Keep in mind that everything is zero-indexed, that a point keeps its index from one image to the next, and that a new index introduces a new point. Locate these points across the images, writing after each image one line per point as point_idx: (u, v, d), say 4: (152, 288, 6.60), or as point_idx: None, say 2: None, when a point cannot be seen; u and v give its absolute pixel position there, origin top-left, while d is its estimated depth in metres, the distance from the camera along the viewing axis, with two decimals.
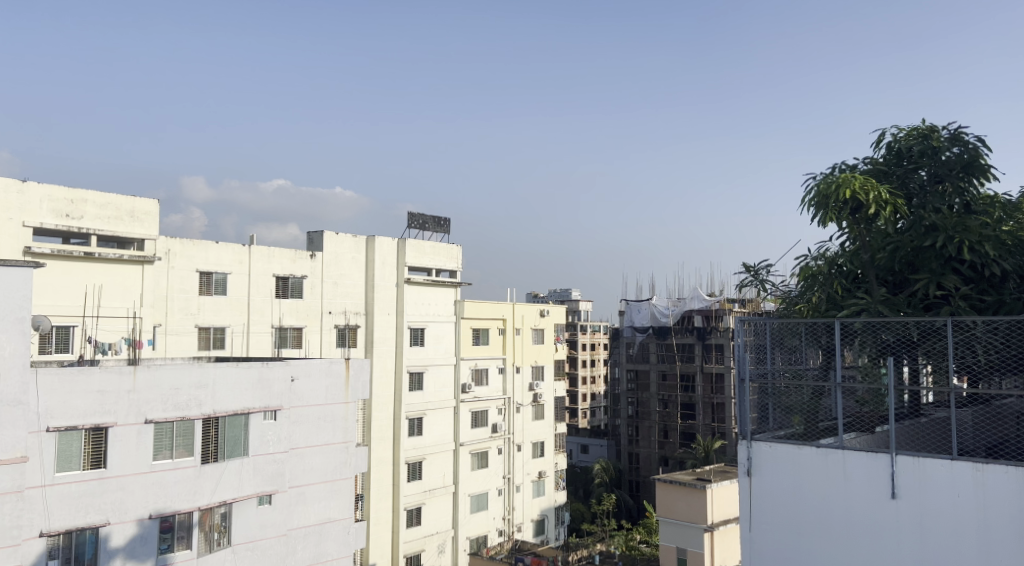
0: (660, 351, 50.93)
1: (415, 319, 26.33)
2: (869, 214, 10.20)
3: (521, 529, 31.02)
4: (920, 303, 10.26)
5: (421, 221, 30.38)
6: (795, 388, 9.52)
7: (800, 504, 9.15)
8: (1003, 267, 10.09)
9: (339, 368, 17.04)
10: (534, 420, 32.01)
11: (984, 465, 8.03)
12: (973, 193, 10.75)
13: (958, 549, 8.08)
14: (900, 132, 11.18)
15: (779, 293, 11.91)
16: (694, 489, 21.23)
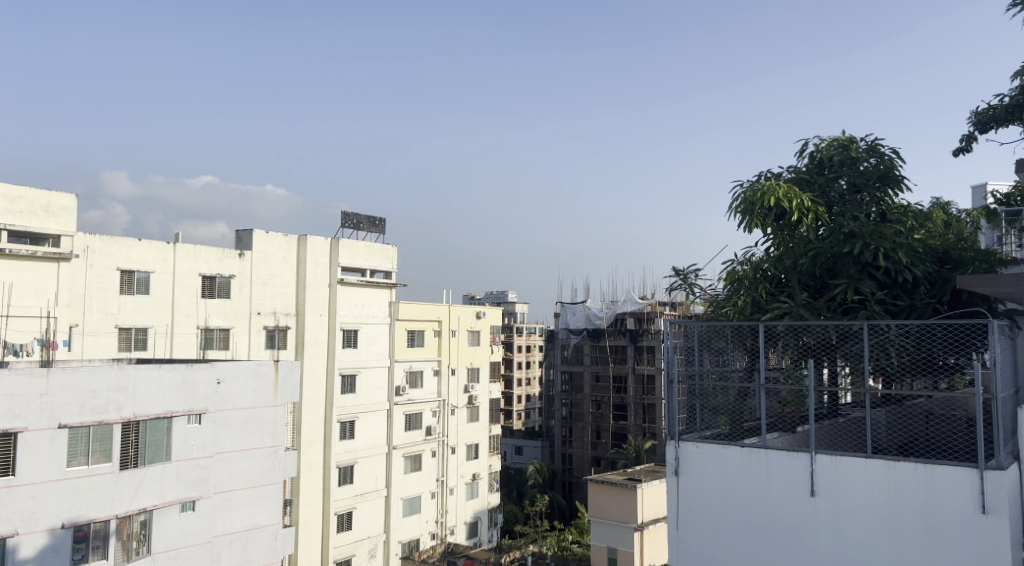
0: (594, 353, 51.21)
1: (349, 321, 25.97)
2: (792, 220, 10.48)
3: (454, 532, 30.92)
4: (839, 307, 10.58)
5: (355, 221, 30.02)
6: (722, 389, 9.70)
7: (724, 503, 9.38)
8: (915, 273, 10.51)
9: (268, 370, 16.71)
10: (469, 422, 31.97)
11: (896, 462, 8.36)
12: (889, 203, 11.23)
13: (872, 544, 8.40)
14: (822, 142, 11.56)
15: (706, 296, 12.06)
16: (624, 489, 21.54)
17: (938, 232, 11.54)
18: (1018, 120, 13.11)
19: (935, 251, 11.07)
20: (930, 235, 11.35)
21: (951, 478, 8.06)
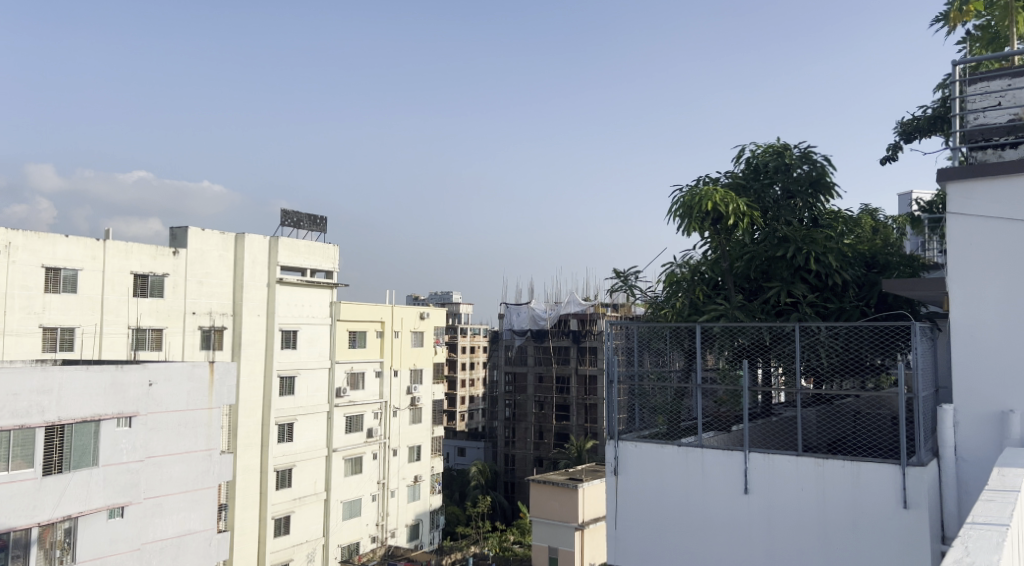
0: (538, 353, 51.51)
1: (288, 321, 25.50)
2: (728, 225, 10.69)
3: (395, 534, 30.69)
4: (772, 309, 10.84)
5: (295, 219, 29.54)
6: (660, 389, 9.85)
7: (661, 501, 9.51)
8: (844, 277, 10.79)
9: (202, 372, 16.35)
10: (411, 424, 31.76)
11: (824, 459, 8.61)
12: (820, 209, 11.58)
13: (802, 540, 8.62)
14: (757, 149, 11.81)
15: (647, 298, 12.15)
16: (565, 489, 21.62)
17: (866, 237, 11.92)
18: (940, 130, 13.66)
19: (864, 256, 11.40)
20: (859, 240, 11.71)
21: (875, 475, 8.31)
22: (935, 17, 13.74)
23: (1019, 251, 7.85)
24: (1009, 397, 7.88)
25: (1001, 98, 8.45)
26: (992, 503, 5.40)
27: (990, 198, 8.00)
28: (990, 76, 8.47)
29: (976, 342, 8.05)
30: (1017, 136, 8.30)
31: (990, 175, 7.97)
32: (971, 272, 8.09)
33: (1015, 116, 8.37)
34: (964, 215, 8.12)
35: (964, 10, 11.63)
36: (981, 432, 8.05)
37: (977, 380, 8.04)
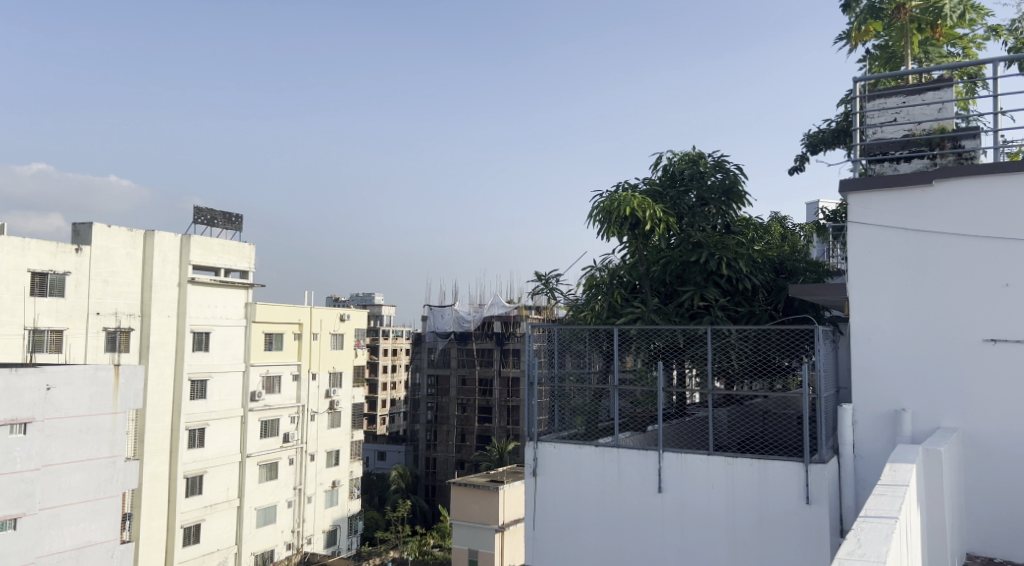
0: (461, 355, 51.36)
1: (200, 322, 24.68)
2: (645, 230, 10.87)
3: (311, 541, 30.07)
4: (686, 312, 11.09)
5: (209, 217, 28.64)
6: (579, 390, 9.90)
7: (579, 503, 9.61)
8: (754, 282, 11.13)
9: (106, 375, 15.68)
10: (329, 427, 31.21)
11: (734, 458, 8.85)
12: (733, 216, 11.89)
13: (712, 538, 8.85)
14: (674, 156, 12.10)
15: (568, 301, 12.26)
16: (486, 491, 21.67)
17: (775, 244, 12.31)
18: (842, 143, 14.26)
19: (773, 262, 11.76)
20: (769, 247, 12.09)
21: (781, 473, 8.61)
22: (839, 36, 14.33)
23: (912, 258, 8.26)
24: (903, 397, 8.27)
25: (897, 114, 8.90)
26: (884, 496, 5.66)
27: (888, 209, 8.40)
28: (887, 93, 8.89)
29: (874, 344, 8.42)
30: (911, 151, 8.76)
31: (888, 187, 8.36)
32: (869, 278, 8.46)
33: (909, 132, 8.84)
34: (863, 224, 8.50)
35: (863, 29, 12.17)
36: (878, 430, 8.42)
37: (873, 381, 8.42)
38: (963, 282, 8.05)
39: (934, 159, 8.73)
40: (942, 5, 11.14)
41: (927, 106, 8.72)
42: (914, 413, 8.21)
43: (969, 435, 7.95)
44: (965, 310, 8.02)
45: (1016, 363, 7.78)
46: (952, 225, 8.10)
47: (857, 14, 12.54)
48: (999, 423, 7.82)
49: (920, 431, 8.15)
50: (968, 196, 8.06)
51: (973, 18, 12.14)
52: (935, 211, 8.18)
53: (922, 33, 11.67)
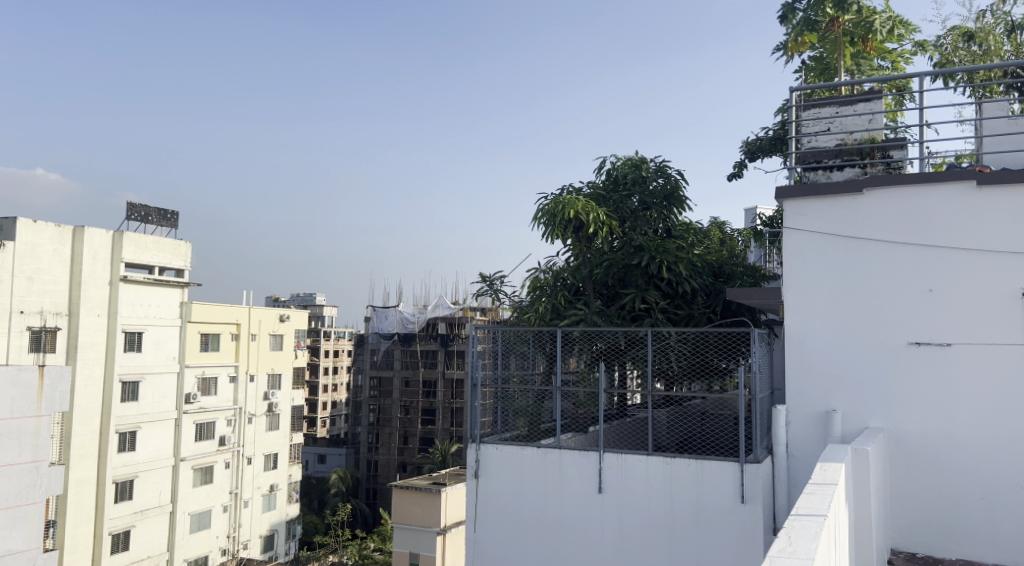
0: (405, 357, 50.92)
1: (132, 322, 23.95)
2: (589, 233, 10.91)
3: (247, 547, 29.38)
4: (628, 314, 11.17)
5: (143, 214, 27.83)
6: (523, 392, 9.90)
7: (520, 504, 9.60)
8: (693, 285, 11.30)
9: (29, 376, 14.91)
10: (267, 430, 30.61)
11: (672, 458, 8.95)
12: (674, 220, 12.03)
13: (650, 537, 8.94)
14: (617, 161, 12.20)
15: (512, 302, 12.23)
16: (428, 493, 21.50)
17: (714, 248, 12.50)
18: (780, 151, 14.62)
19: (712, 266, 11.95)
20: (708, 251, 12.28)
21: (717, 473, 8.75)
22: (776, 46, 14.70)
23: (843, 264, 8.50)
24: (833, 398, 8.49)
25: (831, 124, 9.15)
26: (814, 495, 5.80)
27: (820, 215, 8.61)
28: (821, 103, 9.13)
29: (807, 347, 8.63)
30: (843, 159, 9.00)
31: (821, 194, 8.58)
32: (803, 282, 8.67)
33: (842, 141, 9.08)
34: (798, 230, 8.70)
35: (800, 40, 12.59)
36: (810, 430, 8.63)
37: (805, 382, 8.63)
38: (891, 287, 8.30)
39: (865, 168, 8.98)
40: (872, 19, 11.58)
41: (859, 116, 8.97)
42: (844, 413, 8.43)
43: (895, 435, 8.20)
44: (893, 314, 8.28)
45: (940, 366, 8.05)
46: (881, 232, 8.35)
47: (793, 25, 12.93)
48: (922, 423, 8.09)
49: (849, 431, 8.37)
50: (896, 204, 8.31)
51: (902, 33, 12.57)
52: (865, 218, 8.42)
53: (854, 46, 12.13)
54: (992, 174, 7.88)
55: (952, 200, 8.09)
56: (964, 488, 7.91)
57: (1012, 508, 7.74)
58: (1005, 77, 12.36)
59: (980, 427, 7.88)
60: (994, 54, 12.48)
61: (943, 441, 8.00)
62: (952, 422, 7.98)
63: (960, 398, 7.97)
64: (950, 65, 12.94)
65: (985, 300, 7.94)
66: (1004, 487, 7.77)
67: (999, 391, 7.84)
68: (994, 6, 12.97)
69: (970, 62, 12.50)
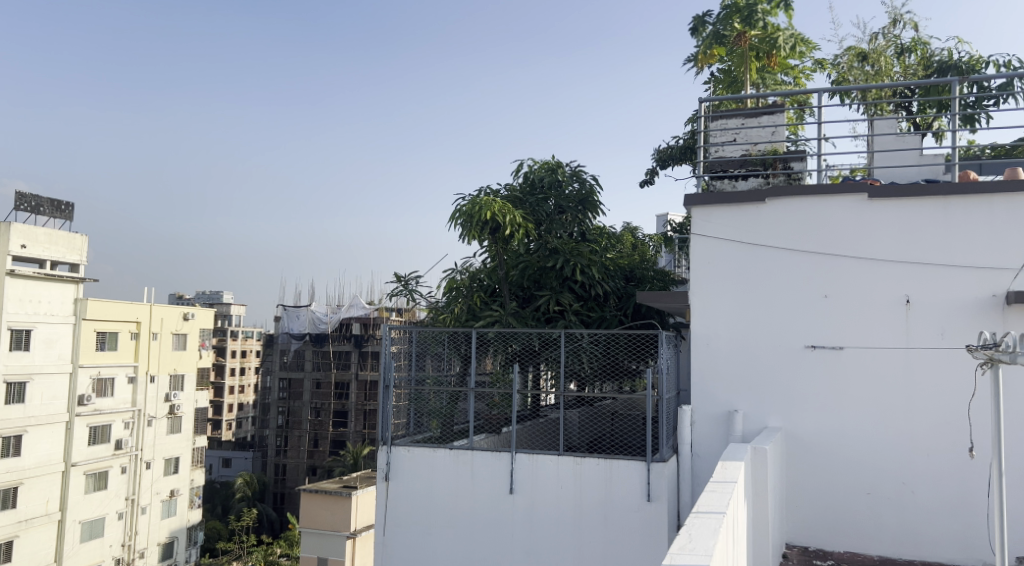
0: (316, 358, 49.72)
1: (20, 319, 22.66)
2: (505, 234, 10.92)
3: (144, 555, 28.15)
4: (542, 316, 11.23)
5: (33, 204, 26.34)
6: (437, 394, 9.90)
7: (431, 504, 9.55)
8: (605, 288, 11.51)
9: None
10: (167, 434, 29.48)
11: (582, 458, 9.07)
12: (589, 224, 12.17)
13: (558, 537, 9.04)
14: (534, 164, 12.25)
15: (428, 303, 12.11)
16: (338, 497, 21.04)
17: (626, 253, 12.75)
18: (689, 160, 15.02)
19: (624, 270, 12.21)
20: (621, 255, 12.49)
21: (624, 473, 8.92)
22: (686, 58, 15.14)
23: (746, 271, 8.82)
24: (736, 399, 8.78)
25: (737, 134, 9.48)
26: (714, 493, 5.97)
27: (726, 223, 8.91)
28: (729, 114, 9.44)
29: (712, 349, 8.91)
30: (748, 169, 9.34)
31: (727, 203, 8.88)
32: (709, 287, 8.95)
33: (746, 152, 9.42)
34: (705, 236, 8.97)
35: (709, 53, 12.97)
36: (713, 429, 8.90)
37: (710, 384, 8.90)
38: (790, 293, 8.66)
39: (768, 179, 9.35)
40: (776, 36, 12.06)
41: (763, 129, 9.33)
42: (745, 414, 8.73)
43: (792, 434, 8.55)
44: (791, 319, 8.64)
45: (833, 368, 8.45)
46: (781, 240, 8.70)
47: (702, 38, 13.36)
48: (815, 423, 8.48)
49: (750, 430, 8.67)
50: (795, 213, 8.67)
51: (803, 51, 13.11)
52: (766, 227, 8.76)
53: (759, 61, 12.49)
54: (883, 188, 8.33)
55: (847, 211, 8.50)
56: (853, 484, 8.31)
57: (895, 504, 8.17)
58: (894, 96, 13.05)
59: (869, 428, 8.30)
60: (885, 74, 13.12)
61: (835, 439, 8.39)
62: (843, 423, 8.38)
63: (850, 400, 8.38)
64: (846, 83, 13.61)
65: (875, 306, 8.37)
66: (888, 485, 8.21)
67: (884, 394, 8.28)
68: (886, 28, 13.69)
69: (863, 81, 13.14)
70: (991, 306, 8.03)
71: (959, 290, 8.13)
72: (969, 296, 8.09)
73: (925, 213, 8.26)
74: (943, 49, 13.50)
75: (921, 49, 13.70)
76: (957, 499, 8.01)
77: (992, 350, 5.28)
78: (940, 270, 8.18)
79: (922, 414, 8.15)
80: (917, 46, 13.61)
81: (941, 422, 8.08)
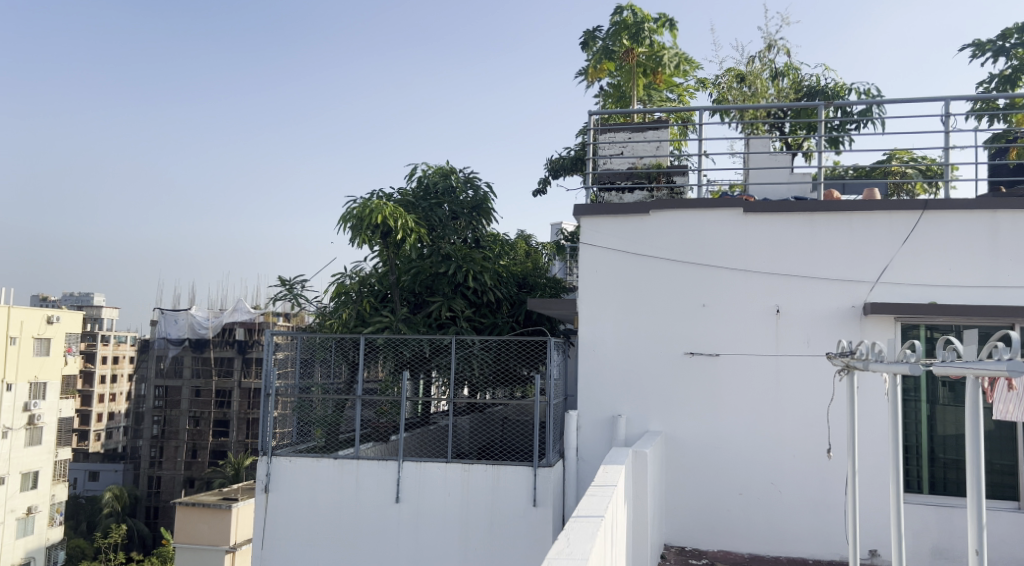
0: (196, 365, 47.12)
1: None
2: (396, 239, 10.79)
3: None
4: (434, 322, 11.20)
5: None
6: (322, 401, 9.73)
7: (312, 515, 9.32)
8: (497, 294, 11.59)
9: None
10: (25, 446, 27.57)
11: (470, 465, 9.11)
12: (482, 231, 12.20)
13: (443, 544, 9.04)
14: (428, 169, 12.11)
15: (313, 308, 11.79)
16: (217, 510, 20.28)
17: (518, 260, 12.89)
18: (579, 171, 15.41)
19: (517, 277, 12.37)
20: (513, 262, 12.64)
21: (511, 478, 9.02)
22: (577, 70, 15.47)
23: (630, 279, 9.12)
24: (619, 403, 9.05)
25: (624, 148, 9.77)
26: (595, 496, 6.13)
27: (613, 233, 9.18)
28: (617, 128, 9.74)
29: (596, 355, 9.15)
30: (634, 182, 9.67)
31: (613, 213, 9.15)
32: (596, 296, 9.19)
33: (632, 165, 9.75)
34: (593, 245, 9.21)
35: (599, 67, 13.27)
36: (597, 434, 9.13)
37: (595, 389, 9.13)
38: (671, 302, 9.00)
39: (652, 192, 9.71)
40: (662, 54, 12.69)
41: (648, 143, 9.67)
42: (628, 418, 9.01)
43: (671, 438, 8.89)
44: (671, 326, 8.99)
45: (710, 374, 8.85)
46: (664, 250, 9.04)
47: (593, 52, 13.68)
48: (693, 426, 8.84)
49: (632, 434, 8.95)
50: (677, 226, 9.03)
51: (686, 69, 13.70)
52: (650, 237, 9.08)
53: (645, 77, 13.06)
54: (758, 203, 8.80)
55: (723, 224, 8.93)
56: (726, 485, 8.71)
57: (764, 504, 8.61)
58: (769, 117, 13.87)
59: (741, 431, 8.73)
60: (760, 95, 13.87)
61: (709, 442, 8.79)
62: (718, 426, 8.78)
63: (724, 405, 8.78)
64: (725, 102, 14.26)
65: (748, 315, 8.82)
66: (757, 485, 8.64)
67: (755, 399, 8.73)
68: (761, 53, 14.47)
69: (741, 101, 13.85)
70: (850, 315, 8.59)
71: (823, 301, 8.66)
72: (831, 306, 8.64)
73: (794, 228, 8.78)
74: (813, 75, 14.38)
75: (792, 73, 14.52)
76: (818, 498, 8.50)
77: (849, 358, 5.69)
78: (807, 282, 8.71)
79: (788, 417, 8.64)
80: (790, 71, 14.35)
81: (805, 425, 8.59)
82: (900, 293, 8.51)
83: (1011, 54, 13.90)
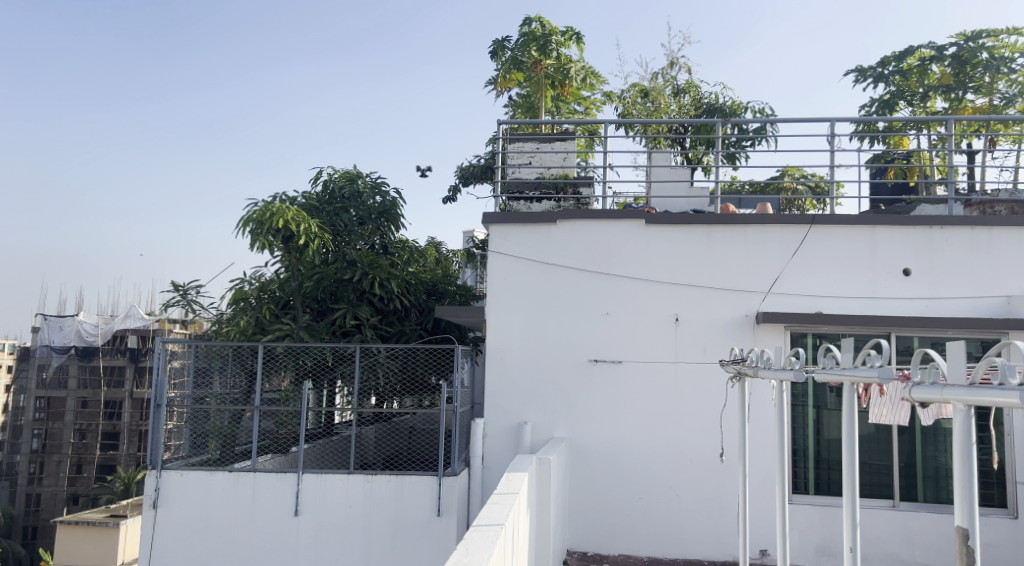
0: (82, 375, 44.66)
1: None
2: (299, 244, 10.55)
3: None
4: (338, 330, 11.01)
5: None
6: (218, 412, 9.40)
7: (206, 531, 8.98)
8: (404, 301, 11.50)
9: None
10: None
11: (372, 476, 9.00)
12: (390, 237, 12.10)
13: (343, 557, 8.87)
14: (334, 174, 11.93)
15: (208, 314, 11.35)
16: (104, 528, 19.30)
17: (427, 267, 12.85)
18: (489, 179, 15.53)
19: (426, 284, 12.31)
20: (422, 269, 12.56)
21: (414, 488, 8.96)
22: (487, 80, 15.59)
23: (537, 287, 9.22)
24: (524, 411, 9.13)
25: (532, 158, 9.87)
26: (495, 505, 6.15)
27: (520, 242, 9.27)
28: (525, 138, 9.83)
29: (503, 364, 9.21)
30: (542, 192, 9.80)
31: (520, 223, 9.25)
32: (502, 304, 9.25)
33: (540, 175, 9.86)
34: (500, 254, 9.28)
35: (508, 77, 13.39)
36: (502, 442, 9.18)
37: (501, 397, 9.17)
38: (575, 310, 9.15)
39: (559, 202, 9.85)
40: (569, 67, 12.89)
41: (555, 154, 9.79)
42: (533, 426, 9.09)
43: (574, 444, 9.02)
44: (576, 334, 9.13)
45: (612, 381, 9.03)
46: (570, 259, 9.19)
47: (501, 62, 13.82)
48: (595, 433, 9.01)
49: (537, 441, 9.04)
50: (582, 235, 9.20)
51: (593, 83, 14.01)
52: (556, 246, 9.22)
53: (553, 89, 13.18)
54: (659, 215, 9.06)
55: (626, 235, 9.15)
56: (627, 490, 8.90)
57: (662, 508, 8.84)
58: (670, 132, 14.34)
59: (641, 436, 8.95)
60: (663, 111, 14.35)
61: (612, 448, 8.96)
62: (620, 432, 8.97)
63: (625, 412, 8.98)
64: (631, 116, 14.58)
65: (648, 324, 9.06)
66: (657, 489, 8.87)
67: (655, 405, 8.96)
68: (664, 69, 14.92)
69: (644, 116, 14.20)
70: (743, 324, 8.94)
71: (719, 310, 8.99)
72: (726, 315, 8.97)
73: (692, 240, 9.08)
74: (712, 93, 14.96)
75: (693, 90, 15.13)
76: (714, 501, 8.78)
77: (741, 364, 5.93)
78: (704, 292, 9.02)
79: (686, 423, 8.90)
80: (691, 87, 15.01)
81: (701, 429, 8.87)
82: (789, 303, 8.93)
83: (889, 80, 14.83)
